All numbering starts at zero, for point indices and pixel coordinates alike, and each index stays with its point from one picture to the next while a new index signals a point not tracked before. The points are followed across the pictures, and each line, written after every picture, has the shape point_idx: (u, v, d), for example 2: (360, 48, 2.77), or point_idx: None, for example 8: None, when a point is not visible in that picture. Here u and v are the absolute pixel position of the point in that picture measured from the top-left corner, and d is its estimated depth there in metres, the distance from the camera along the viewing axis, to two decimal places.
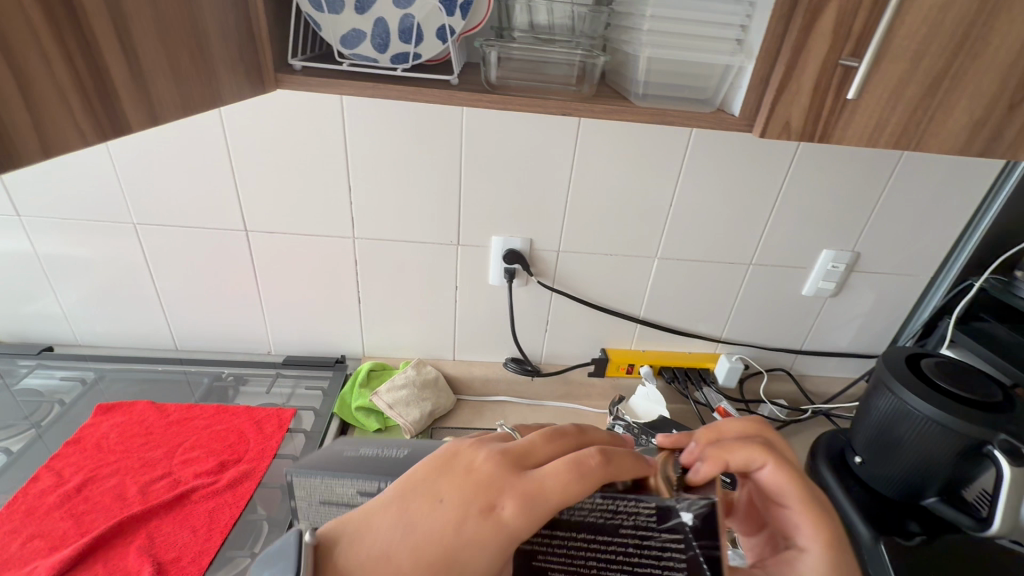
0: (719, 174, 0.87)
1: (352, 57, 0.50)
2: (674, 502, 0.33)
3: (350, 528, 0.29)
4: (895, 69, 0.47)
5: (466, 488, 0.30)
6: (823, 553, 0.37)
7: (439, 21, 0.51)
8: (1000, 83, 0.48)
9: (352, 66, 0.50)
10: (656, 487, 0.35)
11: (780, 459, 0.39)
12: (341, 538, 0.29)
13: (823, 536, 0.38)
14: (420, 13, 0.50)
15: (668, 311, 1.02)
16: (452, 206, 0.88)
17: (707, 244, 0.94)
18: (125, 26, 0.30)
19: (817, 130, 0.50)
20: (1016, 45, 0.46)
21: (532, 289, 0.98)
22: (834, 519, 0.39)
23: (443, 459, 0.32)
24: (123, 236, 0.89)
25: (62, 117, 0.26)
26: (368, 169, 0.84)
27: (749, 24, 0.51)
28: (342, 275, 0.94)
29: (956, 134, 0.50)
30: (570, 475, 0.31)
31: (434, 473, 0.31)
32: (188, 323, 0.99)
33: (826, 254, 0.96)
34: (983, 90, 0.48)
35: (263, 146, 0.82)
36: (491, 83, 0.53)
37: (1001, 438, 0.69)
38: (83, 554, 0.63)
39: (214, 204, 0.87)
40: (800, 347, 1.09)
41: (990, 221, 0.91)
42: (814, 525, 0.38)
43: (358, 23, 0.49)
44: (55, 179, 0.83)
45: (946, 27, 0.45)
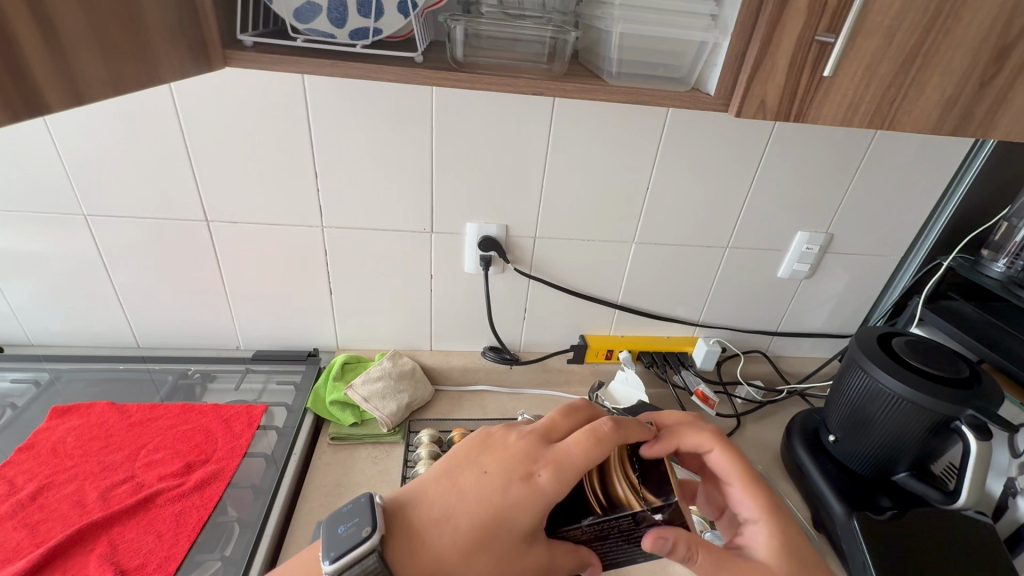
0: (696, 156, 0.86)
1: (307, 32, 0.47)
2: (646, 510, 0.45)
3: (409, 498, 0.49)
4: (870, 45, 0.46)
5: (500, 462, 0.49)
6: (765, 519, 0.51)
7: None
8: (972, 59, 0.47)
9: (307, 43, 0.47)
10: (629, 500, 0.46)
11: (724, 446, 0.55)
12: (404, 504, 0.48)
13: (761, 506, 0.52)
14: None
15: (646, 296, 1.02)
16: (425, 192, 0.85)
17: (684, 227, 0.93)
18: None
19: (793, 108, 0.49)
20: (988, 21, 0.45)
21: (509, 276, 0.96)
22: (772, 494, 0.53)
23: (482, 446, 0.52)
24: (73, 229, 0.84)
25: None
26: (335, 154, 0.80)
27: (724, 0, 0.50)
28: (311, 266, 0.91)
29: (928, 113, 0.50)
30: (590, 446, 0.47)
31: (480, 455, 0.51)
32: (149, 318, 0.95)
33: (801, 236, 0.96)
34: (955, 67, 0.48)
35: (221, 132, 0.77)
36: (458, 62, 0.51)
37: (970, 413, 0.70)
38: (39, 565, 0.60)
39: (171, 193, 0.82)
40: (776, 328, 1.10)
41: (958, 201, 0.92)
42: (753, 497, 0.52)
43: None
44: None
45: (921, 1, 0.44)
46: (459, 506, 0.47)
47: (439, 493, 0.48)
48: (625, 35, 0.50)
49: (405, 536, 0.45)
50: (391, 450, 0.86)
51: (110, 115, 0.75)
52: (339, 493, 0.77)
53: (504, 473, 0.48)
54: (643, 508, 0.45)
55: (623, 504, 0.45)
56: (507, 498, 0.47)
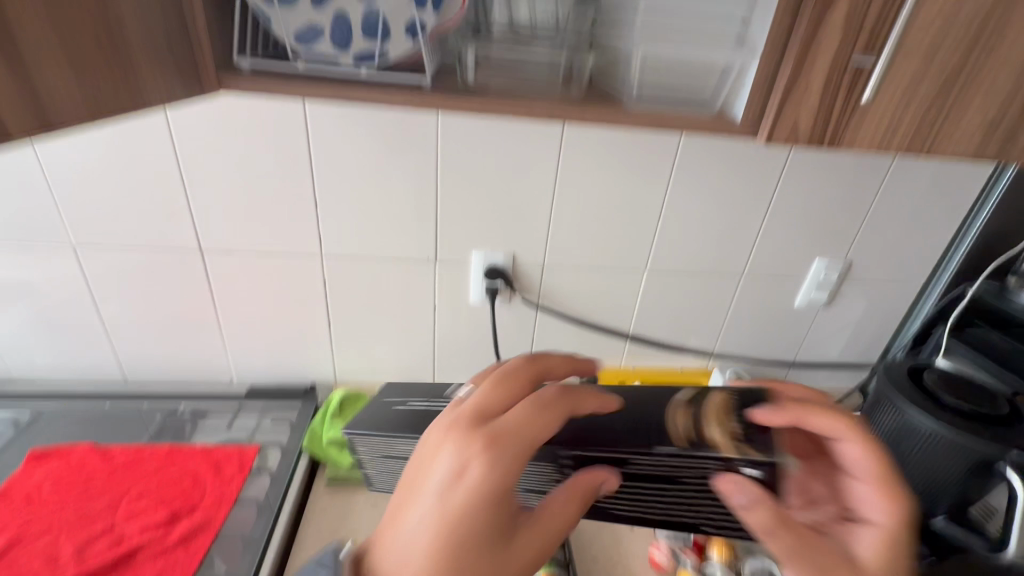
0: (710, 182, 0.83)
1: (307, 55, 0.44)
2: (736, 457, 0.41)
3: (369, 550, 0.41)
4: (907, 68, 0.43)
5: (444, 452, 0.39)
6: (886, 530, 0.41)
7: (408, 15, 0.44)
8: (1018, 79, 0.44)
9: (308, 68, 0.44)
10: (720, 444, 0.42)
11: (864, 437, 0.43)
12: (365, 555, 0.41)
13: (895, 515, 0.41)
14: (386, 7, 0.44)
15: (660, 326, 0.98)
16: (428, 220, 0.82)
17: (698, 255, 0.90)
18: None
19: (823, 135, 0.46)
20: None
21: (516, 306, 0.92)
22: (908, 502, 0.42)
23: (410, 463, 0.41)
24: (60, 260, 0.81)
25: None
26: (337, 182, 0.77)
27: (750, 24, 0.47)
28: (309, 297, 0.87)
29: (969, 138, 0.47)
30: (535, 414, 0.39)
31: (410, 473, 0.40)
32: (139, 353, 0.90)
33: (819, 263, 0.93)
34: (1002, 85, 0.44)
35: (218, 159, 0.74)
36: (468, 85, 0.48)
37: (1015, 455, 0.65)
38: None
39: (166, 222, 0.79)
40: (794, 359, 1.05)
41: (981, 227, 0.89)
42: (886, 503, 0.42)
43: (315, 17, 0.43)
44: None
45: (961, 19, 0.41)
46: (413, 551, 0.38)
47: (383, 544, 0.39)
48: (646, 57, 0.48)
49: None
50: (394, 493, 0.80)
51: (104, 143, 0.72)
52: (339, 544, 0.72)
53: (448, 460, 0.38)
54: (737, 459, 0.41)
55: (716, 447, 0.42)
56: (464, 486, 0.37)
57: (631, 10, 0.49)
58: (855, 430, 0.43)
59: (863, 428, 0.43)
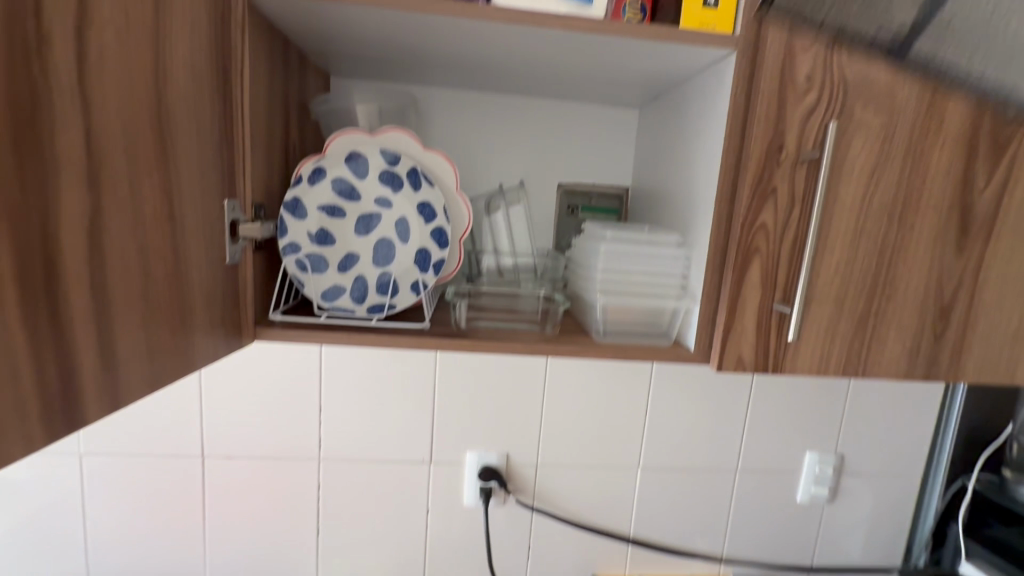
0: (689, 381, 0.89)
1: (330, 308, 0.54)
2: None
3: None
4: (823, 310, 0.52)
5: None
6: None
7: (413, 277, 0.55)
8: (919, 316, 0.53)
9: (330, 317, 0.53)
10: None
11: None
12: None
13: None
14: (397, 270, 0.54)
15: (661, 527, 0.94)
16: (424, 422, 0.86)
17: (689, 451, 0.91)
18: (109, 321, 0.31)
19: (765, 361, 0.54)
20: (920, 286, 0.53)
21: (511, 508, 0.90)
22: None
23: None
24: (63, 469, 0.82)
25: (12, 431, 0.25)
26: (342, 388, 0.83)
27: (691, 275, 0.57)
28: (301, 503, 0.86)
29: (895, 361, 0.54)
30: None
31: None
32: (112, 569, 0.85)
33: (810, 457, 0.94)
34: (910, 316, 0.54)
35: (235, 375, 0.82)
36: (462, 327, 0.56)
37: None
38: None
39: (174, 429, 0.83)
40: (811, 563, 0.98)
41: (959, 419, 0.92)
42: None
43: (339, 280, 0.54)
44: None
45: (856, 274, 0.52)
46: None
47: None
48: (606, 306, 0.56)
49: None
50: None
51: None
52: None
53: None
54: None
55: None
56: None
57: (592, 259, 0.58)
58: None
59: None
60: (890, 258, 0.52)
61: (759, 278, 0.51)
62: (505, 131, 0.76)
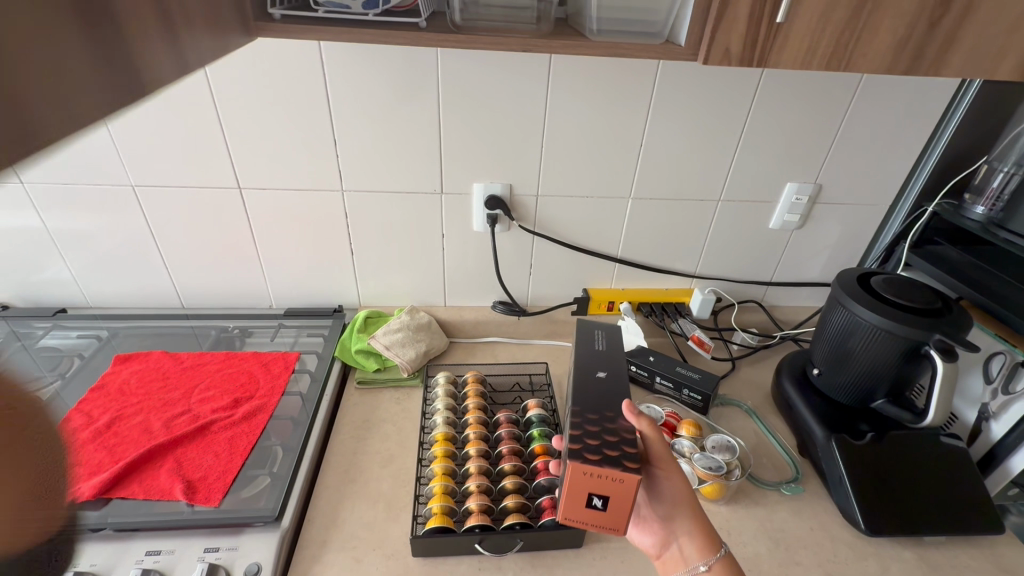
0: (683, 114, 0.93)
1: (327, 5, 0.59)
2: None
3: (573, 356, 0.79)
4: (815, 7, 0.53)
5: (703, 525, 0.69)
6: None
7: None
8: (915, 15, 0.54)
9: (327, 12, 0.59)
10: None
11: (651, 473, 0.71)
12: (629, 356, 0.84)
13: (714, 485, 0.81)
14: None
15: (644, 251, 1.09)
16: (434, 155, 0.94)
17: (679, 182, 1.01)
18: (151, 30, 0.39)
19: (604, 456, 0.62)
20: (903, 17, 0.54)
21: (514, 233, 1.04)
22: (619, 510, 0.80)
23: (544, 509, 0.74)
24: (124, 201, 0.94)
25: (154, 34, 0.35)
26: (354, 121, 0.89)
27: None
28: (334, 230, 1.01)
29: (882, 54, 0.56)
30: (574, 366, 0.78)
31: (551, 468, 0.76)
32: (191, 281, 1.05)
33: (790, 186, 1.02)
34: (905, 9, 0.53)
35: (249, 93, 0.85)
36: (457, 24, 0.62)
37: (937, 338, 0.76)
38: (133, 467, 0.73)
39: (205, 165, 0.92)
40: (771, 278, 1.16)
41: (943, 148, 0.97)
42: (661, 450, 0.69)
43: None
44: (63, 154, 0.89)
45: None
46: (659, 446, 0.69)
47: (521, 504, 0.75)
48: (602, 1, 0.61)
49: (565, 539, 0.73)
50: (411, 393, 0.99)
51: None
52: (381, 453, 0.87)
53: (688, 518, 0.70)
54: None
55: None
56: None
57: None
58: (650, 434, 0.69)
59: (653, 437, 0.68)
60: None
61: (633, 406, 0.68)
62: (399, 446, 0.89)
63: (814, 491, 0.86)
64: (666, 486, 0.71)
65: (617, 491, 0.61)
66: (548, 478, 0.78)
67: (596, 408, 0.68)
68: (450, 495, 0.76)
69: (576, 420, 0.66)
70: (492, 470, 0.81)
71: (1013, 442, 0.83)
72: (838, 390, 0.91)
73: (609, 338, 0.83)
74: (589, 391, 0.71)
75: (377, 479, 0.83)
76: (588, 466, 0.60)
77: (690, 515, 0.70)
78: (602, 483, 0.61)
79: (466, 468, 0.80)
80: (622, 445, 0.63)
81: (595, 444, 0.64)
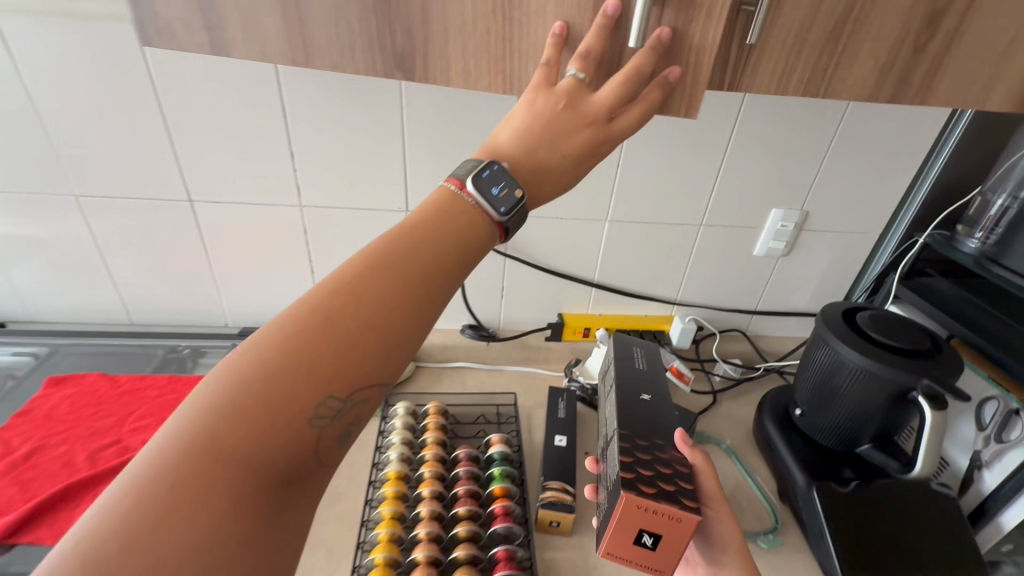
0: (661, 135, 0.88)
1: None
2: None
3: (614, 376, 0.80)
4: (789, 27, 0.48)
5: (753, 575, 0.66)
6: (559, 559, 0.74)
7: None
8: (899, 39, 0.49)
9: None
10: None
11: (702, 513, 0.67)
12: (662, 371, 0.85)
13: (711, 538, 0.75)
14: None
15: (622, 276, 1.04)
16: (398, 171, 0.88)
17: (658, 206, 0.96)
18: None
19: (658, 489, 0.59)
20: (887, 41, 0.49)
21: (485, 255, 0.99)
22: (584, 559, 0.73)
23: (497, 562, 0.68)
24: (67, 211, 0.89)
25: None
26: (312, 136, 0.84)
27: None
28: (292, 247, 0.95)
29: (863, 80, 0.51)
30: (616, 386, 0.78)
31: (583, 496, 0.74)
32: (140, 297, 0.99)
33: (775, 213, 0.98)
34: (887, 33, 0.49)
35: (197, 101, 0.80)
36: None
37: (925, 384, 0.70)
38: (45, 507, 0.66)
39: (154, 177, 0.86)
40: (755, 307, 1.11)
41: (933, 178, 0.93)
42: (715, 486, 0.67)
43: None
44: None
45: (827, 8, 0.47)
46: (712, 482, 0.67)
47: (472, 557, 0.69)
48: None
49: None
50: (369, 423, 0.93)
51: (91, 69, 0.76)
52: (327, 490, 0.81)
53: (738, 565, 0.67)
54: None
55: None
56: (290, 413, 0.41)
57: None
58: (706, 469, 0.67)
59: (708, 470, 0.67)
60: (860, 14, 0.48)
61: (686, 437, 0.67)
62: (349, 483, 0.82)
63: (793, 542, 0.80)
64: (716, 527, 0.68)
65: (670, 530, 0.57)
66: (505, 525, 0.72)
67: (650, 433, 0.67)
68: (396, 543, 0.70)
69: (623, 445, 0.65)
70: (444, 515, 0.74)
71: (1007, 494, 0.76)
72: (823, 432, 0.85)
73: (648, 359, 0.85)
74: (634, 416, 0.71)
75: (320, 522, 0.76)
76: (641, 498, 0.57)
77: (739, 559, 0.67)
78: (655, 520, 0.57)
79: (416, 513, 0.74)
80: (676, 479, 0.61)
81: (647, 476, 0.61)
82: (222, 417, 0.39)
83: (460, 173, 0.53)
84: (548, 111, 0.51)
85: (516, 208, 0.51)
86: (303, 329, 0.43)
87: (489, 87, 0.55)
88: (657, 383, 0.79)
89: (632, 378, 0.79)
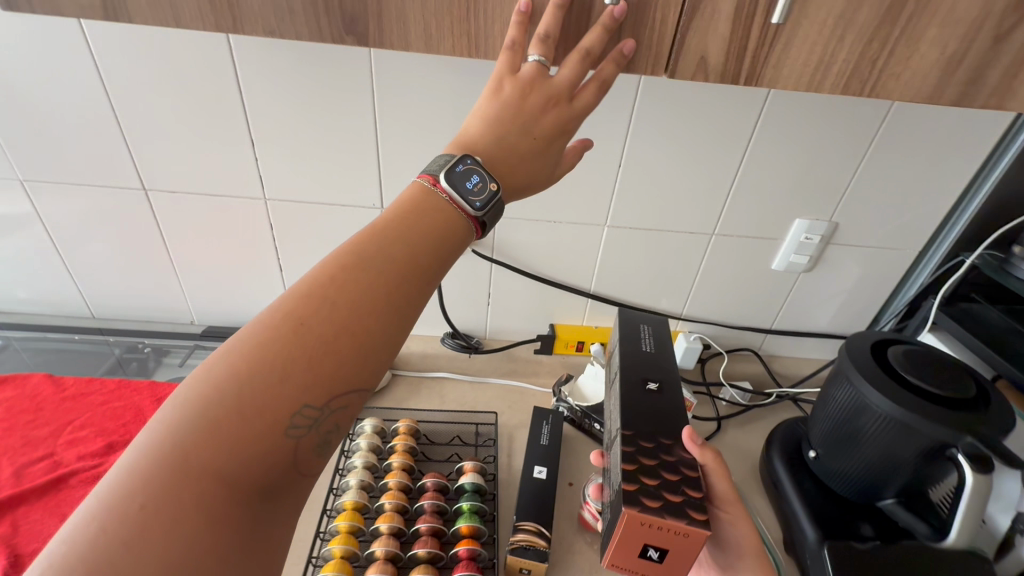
0: (670, 132, 0.77)
1: None
2: None
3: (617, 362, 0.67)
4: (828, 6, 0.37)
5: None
6: None
7: None
8: (977, 21, 0.38)
9: None
10: None
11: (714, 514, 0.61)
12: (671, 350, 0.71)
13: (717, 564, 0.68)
14: None
15: (622, 287, 0.94)
16: (372, 164, 0.79)
17: (665, 211, 0.85)
18: None
19: (664, 500, 0.51)
20: (959, 25, 0.38)
21: (468, 259, 0.89)
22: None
23: None
24: (14, 197, 0.81)
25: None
26: (274, 122, 0.75)
27: None
28: (258, 244, 0.87)
29: (923, 75, 0.40)
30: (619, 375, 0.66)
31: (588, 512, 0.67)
32: (99, 291, 0.93)
33: (799, 223, 0.86)
34: (961, 14, 0.37)
35: (145, 81, 0.71)
36: None
37: (967, 442, 0.59)
38: None
39: (103, 162, 0.78)
40: (770, 325, 1.00)
41: (988, 190, 0.79)
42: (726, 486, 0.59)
43: None
44: None
45: None
46: (724, 482, 0.59)
47: None
48: None
49: None
50: None
51: (23, 38, 0.68)
52: None
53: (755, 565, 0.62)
54: None
55: None
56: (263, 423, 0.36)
57: None
58: (718, 468, 0.58)
59: (720, 470, 0.58)
60: None
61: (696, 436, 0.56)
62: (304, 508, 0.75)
63: None
64: (731, 530, 0.62)
65: (677, 546, 0.50)
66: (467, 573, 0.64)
67: (657, 430, 0.57)
68: None
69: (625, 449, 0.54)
70: (401, 556, 0.67)
71: None
72: (838, 480, 0.75)
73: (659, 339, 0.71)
74: (640, 409, 0.60)
75: None
76: (647, 515, 0.49)
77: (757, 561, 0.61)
78: (660, 535, 0.50)
79: (370, 551, 0.66)
80: (685, 486, 0.52)
81: (653, 483, 0.52)
82: (197, 431, 0.34)
83: (433, 168, 0.46)
84: (512, 100, 0.46)
85: (493, 202, 0.45)
86: (273, 333, 0.38)
87: (452, 50, 0.43)
88: (667, 370, 0.65)
89: (637, 365, 0.66)
